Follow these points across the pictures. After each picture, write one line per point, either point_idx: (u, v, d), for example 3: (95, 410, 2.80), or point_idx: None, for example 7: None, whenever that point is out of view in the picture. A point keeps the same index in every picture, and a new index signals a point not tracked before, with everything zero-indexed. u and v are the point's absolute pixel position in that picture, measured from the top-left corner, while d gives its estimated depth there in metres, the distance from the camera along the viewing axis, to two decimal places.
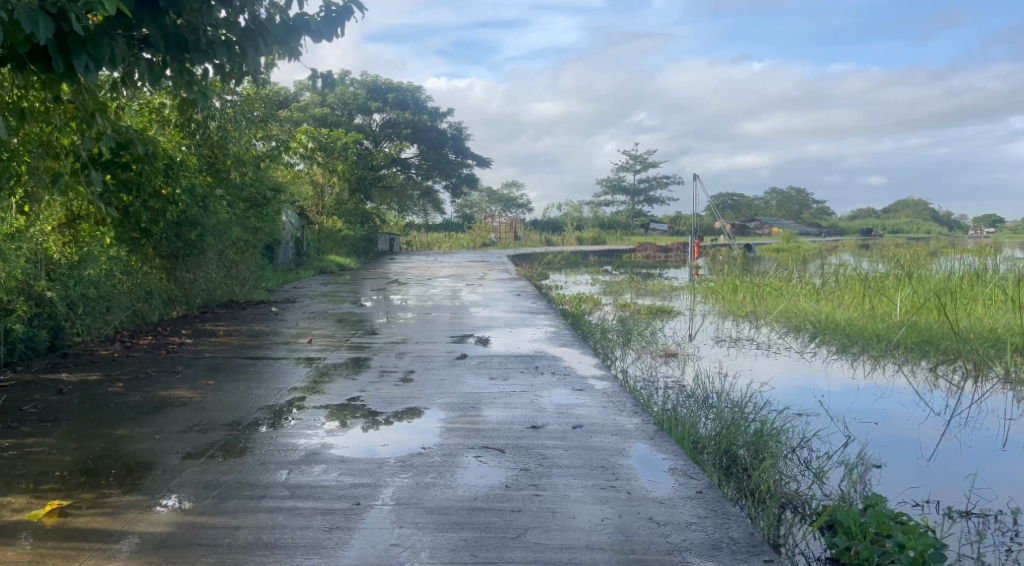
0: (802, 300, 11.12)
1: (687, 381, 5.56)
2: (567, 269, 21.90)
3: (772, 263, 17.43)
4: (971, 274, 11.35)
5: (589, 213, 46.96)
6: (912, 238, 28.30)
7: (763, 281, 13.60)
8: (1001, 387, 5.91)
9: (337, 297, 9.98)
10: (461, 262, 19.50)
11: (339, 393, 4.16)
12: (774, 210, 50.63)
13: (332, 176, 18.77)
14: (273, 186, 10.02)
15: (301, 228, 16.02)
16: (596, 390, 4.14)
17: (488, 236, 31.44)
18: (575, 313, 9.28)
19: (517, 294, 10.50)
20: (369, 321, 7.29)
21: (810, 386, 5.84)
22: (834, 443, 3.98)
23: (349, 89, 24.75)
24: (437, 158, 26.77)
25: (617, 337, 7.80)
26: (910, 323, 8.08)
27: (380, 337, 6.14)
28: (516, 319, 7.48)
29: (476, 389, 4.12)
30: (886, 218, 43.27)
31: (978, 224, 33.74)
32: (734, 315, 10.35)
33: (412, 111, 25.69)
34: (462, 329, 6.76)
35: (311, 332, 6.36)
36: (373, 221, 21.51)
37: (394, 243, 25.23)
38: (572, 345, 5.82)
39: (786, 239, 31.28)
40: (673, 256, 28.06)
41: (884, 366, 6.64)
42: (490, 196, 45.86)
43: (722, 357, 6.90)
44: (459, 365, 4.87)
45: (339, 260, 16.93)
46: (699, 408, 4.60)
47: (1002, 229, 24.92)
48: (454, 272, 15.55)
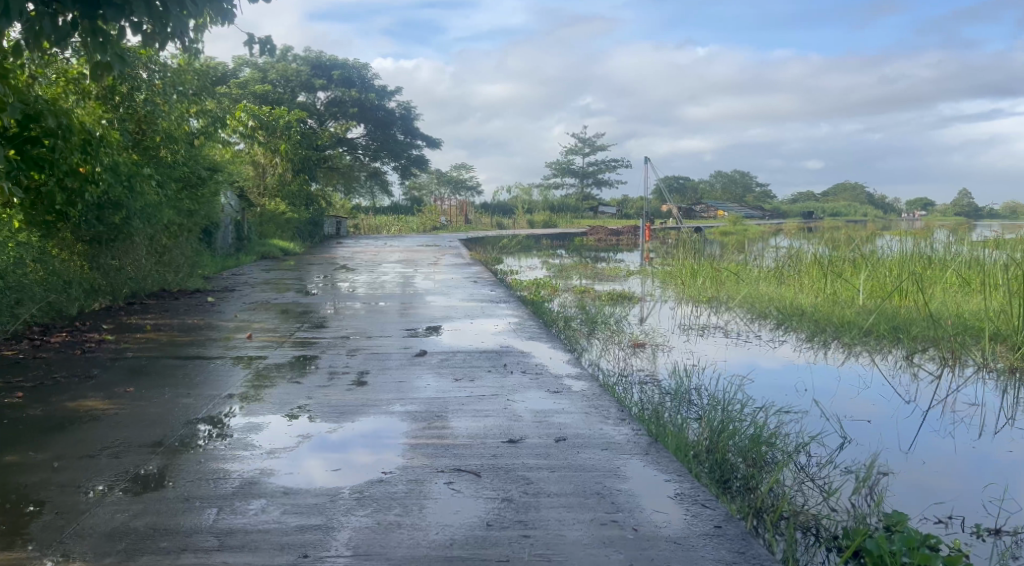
0: (762, 284, 10.96)
1: (662, 376, 5.17)
2: (519, 253, 21.51)
3: (725, 246, 17.37)
4: (925, 256, 11.37)
5: (538, 196, 46.66)
6: (854, 221, 28.77)
7: (722, 265, 13.39)
8: (981, 375, 5.69)
9: (281, 285, 9.31)
10: (411, 246, 18.89)
11: (282, 401, 3.64)
12: (720, 193, 51.24)
13: (274, 156, 17.90)
14: (207, 164, 9.29)
15: (241, 211, 15.17)
16: (574, 392, 3.71)
17: (438, 220, 30.76)
18: (535, 301, 8.86)
19: (472, 281, 10.00)
20: (316, 312, 6.74)
21: (789, 377, 5.52)
22: (832, 447, 3.63)
23: (291, 66, 23.72)
24: (384, 138, 25.94)
25: (580, 326, 7.41)
26: (878, 309, 7.87)
27: (329, 331, 5.58)
28: (476, 309, 6.99)
29: (440, 394, 3.64)
30: (829, 200, 44.02)
31: (913, 207, 34.66)
32: (696, 300, 10.07)
33: (358, 89, 24.77)
34: (417, 320, 6.27)
35: (251, 327, 5.77)
36: (319, 203, 20.67)
37: (341, 227, 24.40)
38: (539, 338, 5.37)
39: (733, 222, 31.46)
40: (624, 240, 27.95)
41: (858, 353, 6.40)
42: (439, 178, 45.06)
43: (694, 347, 6.57)
44: (418, 364, 4.37)
45: (283, 245, 16.18)
46: (682, 410, 4.21)
47: (939, 211, 25.44)
48: (404, 257, 14.93)
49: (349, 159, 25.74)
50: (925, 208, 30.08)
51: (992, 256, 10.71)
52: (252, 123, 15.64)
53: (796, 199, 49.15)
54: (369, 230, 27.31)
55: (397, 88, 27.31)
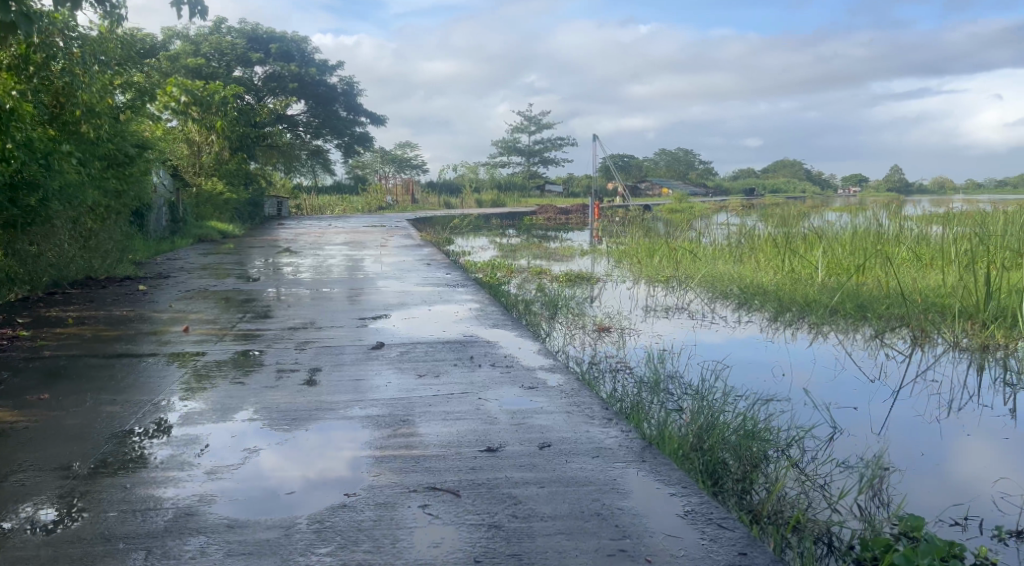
0: (718, 263, 10.85)
1: (634, 362, 4.91)
2: (469, 233, 21.10)
3: (675, 223, 17.30)
4: (876, 231, 11.42)
5: (485, 174, 46.15)
6: (796, 197, 29.24)
7: (676, 243, 13.25)
8: (951, 353, 5.60)
9: (220, 270, 8.72)
10: (358, 227, 18.28)
11: (223, 405, 3.20)
12: (665, 171, 51.60)
13: (210, 134, 17.02)
14: (135, 141, 8.61)
15: (175, 192, 14.35)
16: (551, 387, 3.38)
17: (384, 199, 30.03)
18: (491, 283, 8.51)
19: (425, 263, 9.58)
20: (260, 300, 6.26)
21: (761, 359, 5.32)
22: (824, 439, 3.42)
23: (225, 39, 22.63)
24: (326, 115, 25.05)
25: (542, 309, 7.11)
26: (840, 286, 7.77)
27: (275, 322, 5.12)
28: (432, 294, 6.60)
29: (403, 394, 3.27)
30: (769, 177, 44.84)
31: (849, 182, 35.45)
32: (655, 280, 9.86)
33: (297, 63, 23.80)
34: (370, 307, 5.86)
35: (188, 318, 5.26)
36: (258, 183, 19.82)
37: (283, 207, 23.53)
38: (504, 326, 5.02)
39: (679, 199, 31.61)
40: (573, 218, 27.77)
41: (824, 332, 6.27)
42: (384, 157, 44.10)
43: (661, 329, 6.33)
44: (376, 359, 3.97)
45: (221, 227, 15.41)
46: (661, 401, 3.95)
47: (875, 185, 26.03)
48: (350, 239, 14.37)
49: (289, 137, 24.78)
50: (862, 182, 30.82)
51: (941, 230, 10.82)
52: (184, 97, 15.78)
53: (738, 176, 49.95)
54: (312, 210, 26.44)
55: (339, 63, 26.42)
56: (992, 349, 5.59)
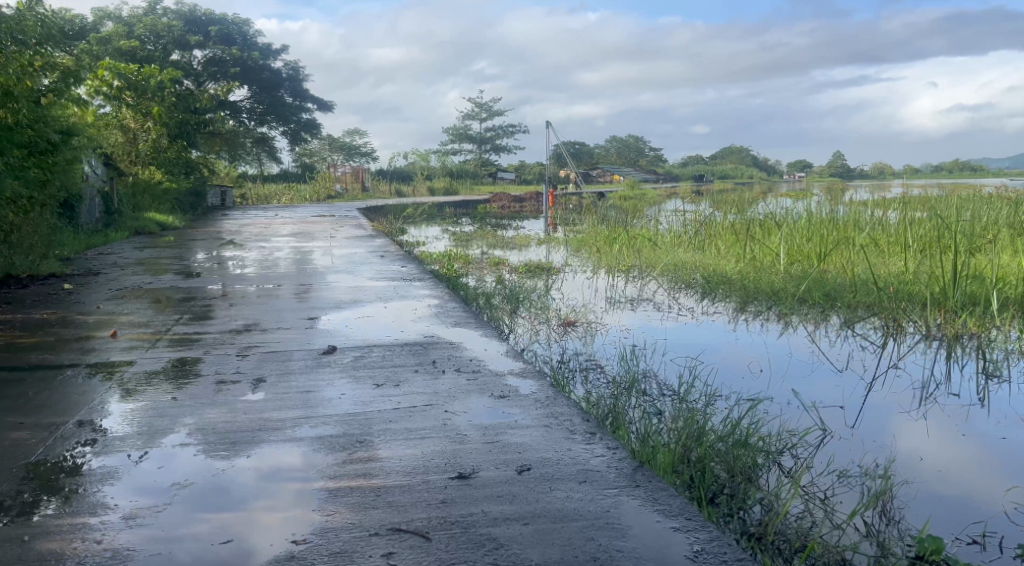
0: (678, 250, 10.71)
1: (605, 360, 4.64)
2: (421, 222, 20.66)
3: (631, 209, 17.17)
4: (832, 214, 11.42)
5: (436, 162, 45.56)
6: (742, 183, 29.57)
7: (633, 230, 13.06)
8: (924, 343, 5.48)
9: (157, 265, 8.13)
10: (307, 217, 17.68)
11: (151, 426, 2.78)
12: (615, 158, 51.77)
13: (146, 120, 16.15)
14: (58, 127, 7.94)
15: (109, 182, 13.55)
16: (524, 395, 3.06)
17: (333, 188, 29.27)
18: (449, 276, 8.16)
19: (379, 255, 9.15)
20: (200, 298, 5.79)
21: (735, 351, 5.10)
22: (815, 444, 3.19)
23: (162, 20, 21.61)
24: (271, 101, 24.19)
25: (503, 303, 6.81)
26: (804, 274, 7.66)
27: (215, 324, 4.67)
28: (388, 290, 6.22)
29: (360, 408, 2.92)
30: (717, 163, 45.35)
31: (794, 168, 36.00)
32: (615, 270, 9.62)
33: (239, 46, 22.87)
34: (321, 305, 5.46)
35: (117, 321, 4.76)
36: (200, 171, 18.98)
37: (227, 197, 22.65)
38: (466, 325, 4.69)
39: (632, 186, 31.67)
40: (527, 206, 27.52)
41: (794, 322, 6.11)
42: (332, 144, 43.02)
43: (629, 323, 6.08)
44: (328, 367, 3.59)
45: (160, 218, 14.67)
46: (640, 405, 3.68)
47: (820, 171, 26.42)
48: (298, 230, 13.79)
49: (232, 124, 23.84)
50: (807, 168, 31.34)
51: (895, 215, 10.87)
52: (117, 82, 15.72)
53: (686, 163, 50.45)
54: (257, 200, 25.55)
55: (283, 47, 25.57)
56: (964, 338, 5.48)
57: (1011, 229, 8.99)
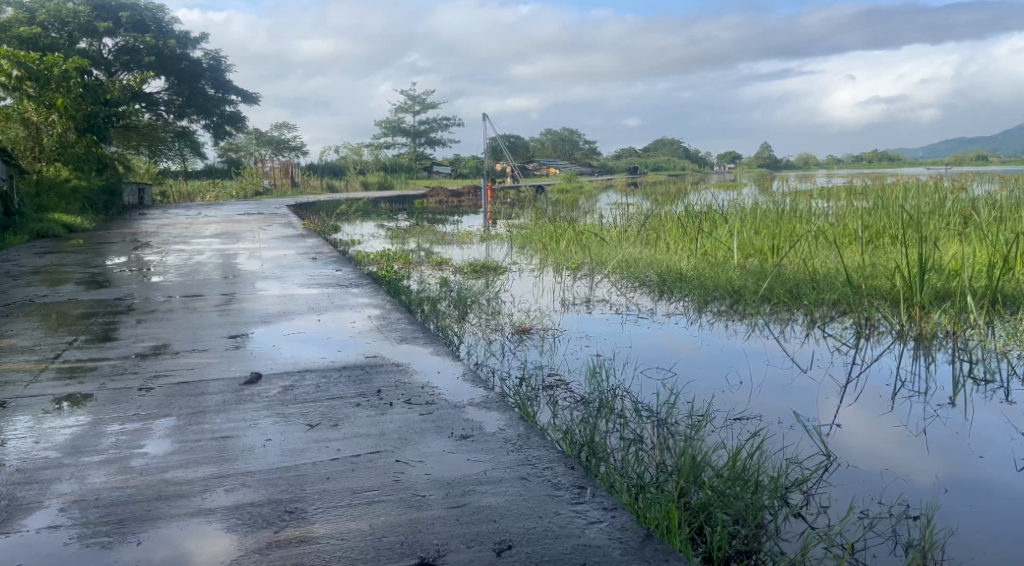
0: (625, 246, 10.39)
1: (572, 378, 4.19)
2: (355, 218, 19.89)
3: (571, 202, 16.82)
4: (775, 204, 11.27)
5: (369, 156, 44.47)
6: (674, 174, 29.79)
7: (578, 225, 12.69)
8: (898, 343, 5.21)
9: (59, 273, 7.26)
10: (232, 215, 16.71)
11: (12, 495, 2.13)
12: (550, 151, 51.70)
13: (50, 113, 14.96)
14: None
15: (8, 181, 12.34)
16: (490, 435, 2.55)
17: (262, 184, 28.03)
18: (389, 280, 7.59)
19: (311, 258, 8.47)
20: (104, 312, 5.05)
21: (706, 359, 4.71)
22: (822, 473, 2.79)
23: (67, 6, 20.09)
24: (191, 93, 22.89)
25: (450, 310, 6.28)
26: (760, 270, 7.36)
27: (117, 348, 3.97)
28: (322, 299, 5.59)
29: (290, 461, 2.35)
30: (651, 155, 45.70)
31: (723, 160, 36.49)
32: (563, 268, 9.20)
33: (153, 34, 21.50)
34: (246, 319, 4.82)
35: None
36: (113, 168, 17.70)
37: (145, 195, 21.33)
38: (414, 341, 4.15)
39: (567, 179, 31.43)
40: (465, 201, 26.97)
41: (761, 323, 5.78)
42: (260, 139, 41.41)
43: (591, 328, 5.64)
44: (251, 403, 2.98)
45: (69, 219, 13.52)
46: (618, 434, 3.22)
47: (750, 162, 26.72)
48: (222, 230, 12.87)
49: (149, 118, 22.46)
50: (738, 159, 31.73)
51: (839, 205, 10.79)
52: (17, 72, 14.26)
53: (620, 155, 50.72)
54: (179, 198, 24.23)
55: (203, 35, 24.25)
56: (941, 336, 5.23)
57: (956, 216, 8.95)
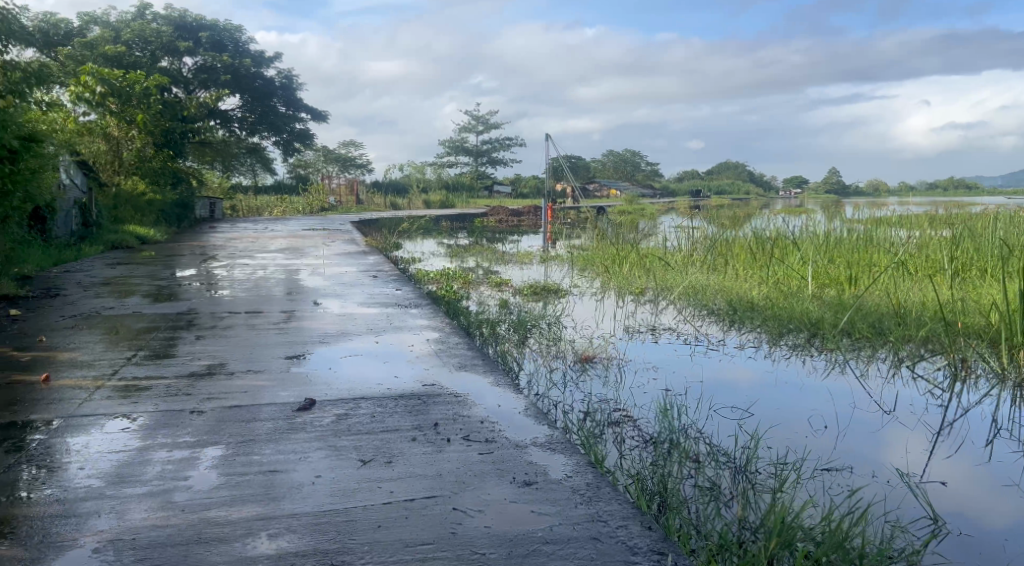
0: (691, 272, 10.05)
1: (640, 415, 3.93)
2: (416, 236, 20.00)
3: (634, 224, 16.51)
4: (850, 231, 10.78)
5: (432, 174, 44.96)
6: (739, 199, 29.15)
7: (642, 248, 12.38)
8: (999, 388, 4.77)
9: (127, 285, 7.36)
10: (297, 230, 16.97)
11: (46, 531, 2.00)
12: (611, 172, 51.39)
13: (130, 128, 15.46)
14: (22, 134, 7.15)
15: (87, 193, 12.83)
16: (555, 482, 2.34)
17: (327, 200, 28.54)
18: (449, 300, 7.45)
19: (371, 275, 8.41)
20: (165, 326, 5.02)
21: (785, 396, 4.37)
22: (930, 540, 2.46)
23: (151, 26, 20.89)
24: (263, 111, 23.50)
25: (510, 334, 6.09)
26: (839, 302, 6.96)
27: (174, 366, 3.89)
28: (381, 319, 5.46)
29: (339, 503, 2.17)
30: (714, 178, 44.91)
31: (788, 185, 35.60)
32: (626, 293, 8.94)
33: (230, 54, 22.18)
34: (304, 338, 4.72)
35: (55, 360, 3.97)
36: (187, 182, 18.25)
37: (215, 209, 21.94)
38: (474, 368, 3.96)
39: (629, 201, 31.05)
40: (526, 221, 26.91)
41: (843, 359, 5.40)
42: (327, 156, 42.34)
43: (657, 359, 5.35)
44: (302, 432, 2.82)
45: (142, 230, 13.92)
46: (693, 481, 2.95)
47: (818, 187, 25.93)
48: (287, 245, 13.04)
49: (223, 134, 23.15)
50: (804, 185, 30.91)
51: (921, 234, 10.23)
52: (100, 88, 14.83)
53: (683, 178, 50.02)
54: (248, 212, 24.87)
55: (277, 55, 24.91)
56: None
57: None
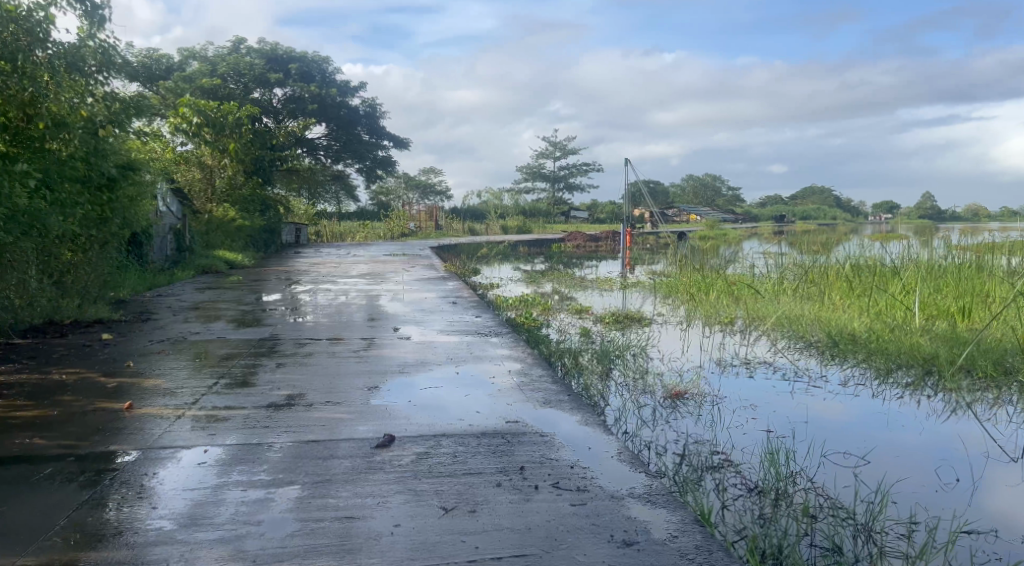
0: (784, 301, 9.53)
1: (742, 460, 3.60)
2: (494, 262, 19.97)
3: (718, 249, 15.96)
4: (959, 258, 10.03)
5: (510, 200, 45.15)
6: (826, 224, 28.04)
7: (728, 275, 11.90)
8: None
9: (214, 310, 7.48)
10: (378, 256, 17.18)
11: None
12: (691, 197, 50.46)
13: (223, 157, 16.01)
14: (121, 163, 7.44)
15: (181, 219, 13.36)
16: (660, 545, 2.07)
17: (407, 226, 28.96)
18: (530, 328, 7.24)
19: (450, 302, 8.29)
20: (248, 352, 5.00)
21: (905, 442, 3.95)
22: None
23: (245, 59, 21.77)
24: (348, 139, 24.11)
25: (594, 365, 5.82)
26: (953, 337, 6.39)
27: (253, 396, 3.81)
28: (460, 348, 5.29)
29: (419, 560, 1.98)
30: (799, 204, 43.46)
31: (879, 210, 34.03)
32: (714, 323, 8.52)
33: (317, 84, 22.88)
34: (384, 367, 4.59)
35: (140, 387, 3.95)
36: (275, 209, 18.81)
37: (300, 234, 22.55)
38: (559, 404, 3.72)
39: (709, 226, 30.31)
40: (604, 246, 26.57)
41: (966, 401, 4.89)
42: (407, 183, 43.12)
43: (754, 396, 4.98)
44: (380, 473, 2.65)
45: (231, 255, 14.35)
46: (814, 542, 2.62)
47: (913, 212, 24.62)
48: (369, 270, 13.15)
49: (309, 162, 23.84)
50: (896, 210, 29.47)
51: None
52: (196, 119, 15.22)
53: (765, 203, 48.64)
54: (331, 237, 25.49)
55: (362, 84, 25.56)
56: None
57: None
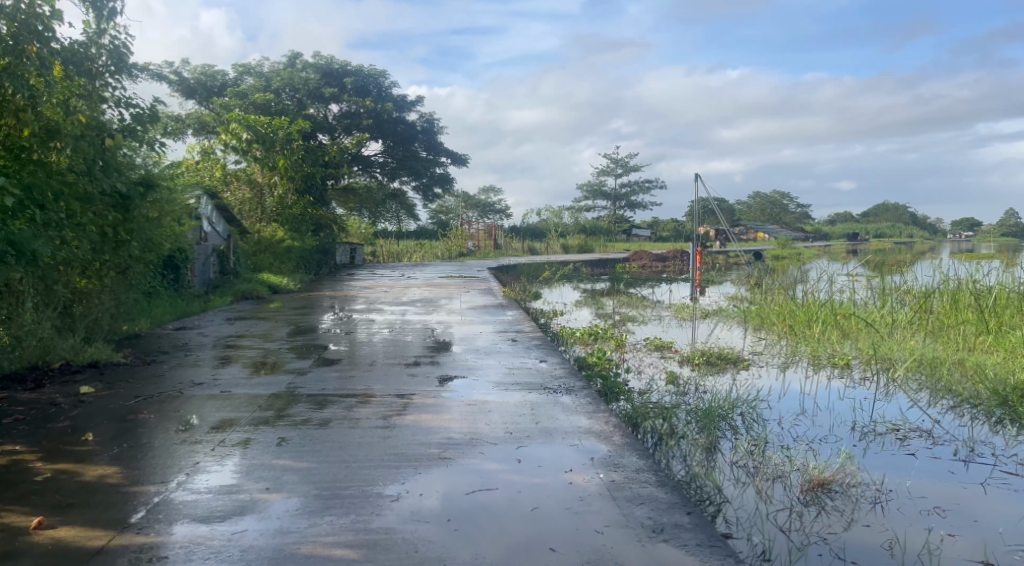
0: (906, 338, 7.99)
1: None
2: (556, 283, 18.74)
3: (805, 269, 14.35)
4: None
5: (570, 218, 43.86)
6: (910, 242, 25.92)
7: (826, 302, 10.35)
8: None
9: (237, 348, 6.46)
10: (434, 278, 16.14)
11: None
12: (759, 214, 48.28)
13: (273, 174, 15.38)
14: (134, 177, 6.45)
15: (226, 240, 12.60)
16: None
17: (466, 245, 27.99)
18: (606, 374, 5.95)
19: (509, 338, 7.07)
20: (246, 416, 3.86)
21: None
22: None
23: (299, 74, 21.24)
24: (404, 155, 23.39)
25: (694, 430, 4.50)
26: None
27: (229, 500, 2.65)
28: (524, 415, 3.99)
29: None
30: (875, 223, 40.95)
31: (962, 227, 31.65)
32: (822, 367, 7.08)
33: (373, 98, 22.21)
34: (419, 446, 3.37)
35: (82, 481, 2.85)
36: (329, 228, 18.09)
37: (355, 255, 21.80)
38: (678, 529, 2.42)
39: (781, 244, 28.34)
40: (671, 266, 25.05)
41: None
42: (467, 201, 42.37)
43: (932, 489, 3.57)
44: None
45: (277, 277, 13.56)
46: None
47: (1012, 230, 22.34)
48: (421, 295, 12.09)
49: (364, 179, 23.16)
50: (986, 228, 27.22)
51: None
52: (246, 135, 14.79)
53: (839, 220, 46.14)
54: (388, 258, 24.74)
55: (418, 99, 24.83)
56: None
57: None
